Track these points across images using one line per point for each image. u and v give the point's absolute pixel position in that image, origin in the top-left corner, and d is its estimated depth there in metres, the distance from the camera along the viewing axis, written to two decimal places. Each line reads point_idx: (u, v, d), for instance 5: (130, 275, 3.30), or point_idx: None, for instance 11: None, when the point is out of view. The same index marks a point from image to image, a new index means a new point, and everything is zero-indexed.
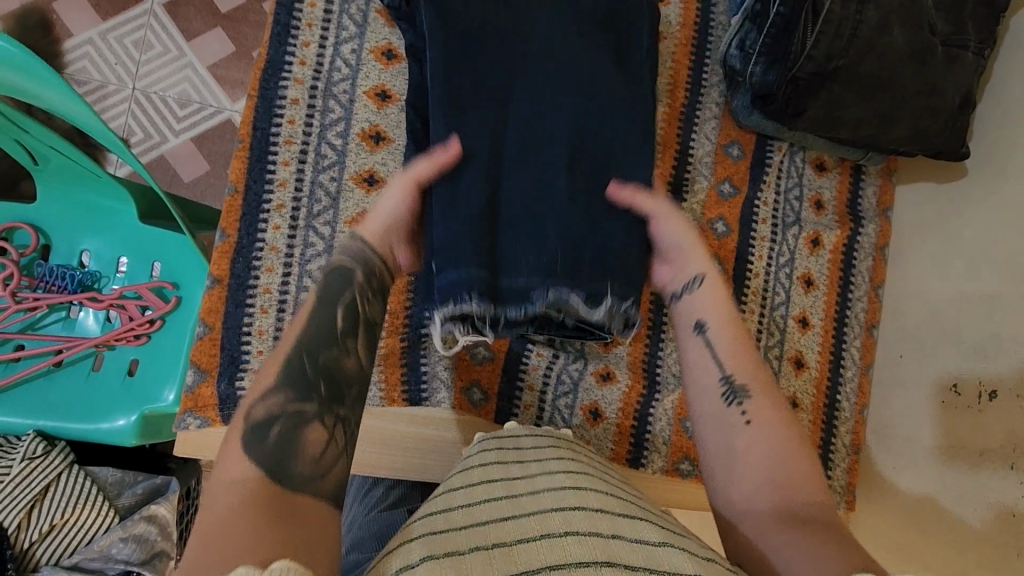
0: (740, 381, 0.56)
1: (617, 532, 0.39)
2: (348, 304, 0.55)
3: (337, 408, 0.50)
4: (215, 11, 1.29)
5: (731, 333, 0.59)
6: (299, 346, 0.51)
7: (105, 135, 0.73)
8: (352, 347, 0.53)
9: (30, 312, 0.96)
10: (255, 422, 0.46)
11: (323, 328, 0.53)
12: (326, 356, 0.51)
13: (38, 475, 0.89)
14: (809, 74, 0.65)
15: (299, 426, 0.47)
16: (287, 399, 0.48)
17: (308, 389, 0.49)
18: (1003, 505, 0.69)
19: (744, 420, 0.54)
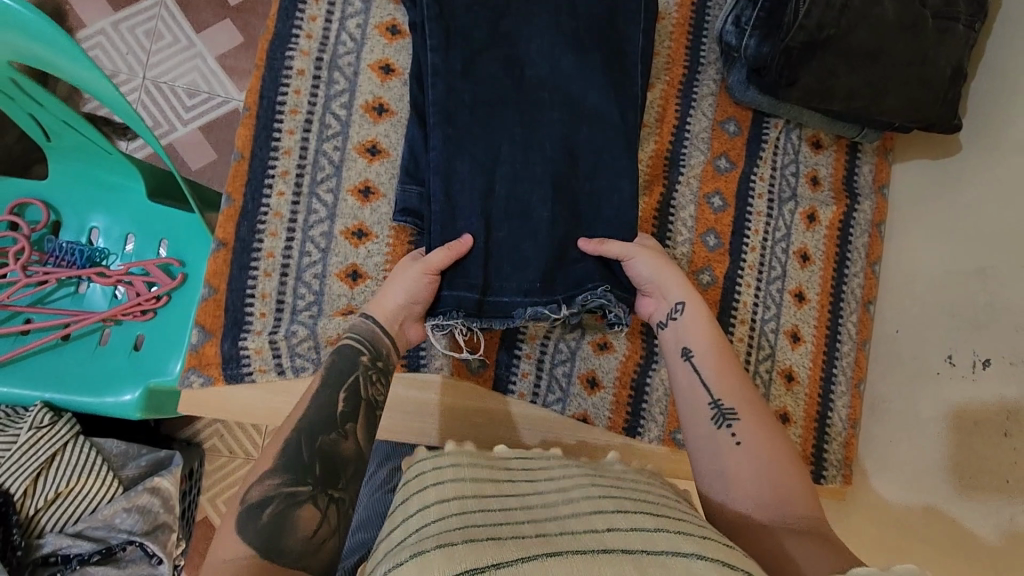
0: (729, 404, 0.63)
1: (611, 527, 0.44)
2: (351, 386, 0.63)
3: (331, 489, 0.56)
4: (225, 3, 1.32)
5: (714, 356, 0.67)
6: (300, 431, 0.58)
7: (121, 107, 0.75)
8: (351, 431, 0.60)
9: (40, 286, 0.98)
10: (253, 504, 0.53)
11: (326, 413, 0.60)
12: (324, 439, 0.58)
13: (44, 444, 0.90)
14: (801, 44, 0.66)
15: (293, 506, 0.54)
16: (284, 482, 0.55)
17: (304, 473, 0.56)
18: (997, 473, 0.68)
19: (734, 440, 0.61)
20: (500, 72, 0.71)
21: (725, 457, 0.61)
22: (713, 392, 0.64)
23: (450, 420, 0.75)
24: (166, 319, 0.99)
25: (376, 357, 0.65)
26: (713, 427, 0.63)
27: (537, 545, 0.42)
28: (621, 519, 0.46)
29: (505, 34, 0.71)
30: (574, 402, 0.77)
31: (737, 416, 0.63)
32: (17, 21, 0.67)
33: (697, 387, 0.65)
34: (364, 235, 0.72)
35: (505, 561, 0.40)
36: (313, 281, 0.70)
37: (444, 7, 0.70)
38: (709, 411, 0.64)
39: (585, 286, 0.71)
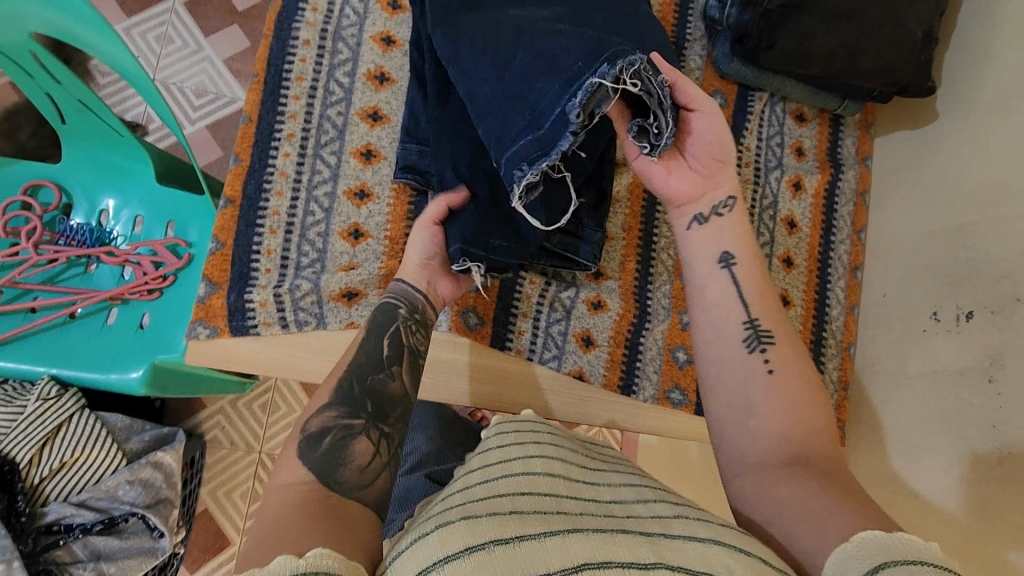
0: (765, 326, 0.61)
1: (630, 512, 0.48)
2: (393, 335, 0.67)
3: (383, 424, 0.60)
4: (233, 8, 1.38)
5: (753, 266, 0.64)
6: (350, 373, 0.62)
7: (144, 83, 0.79)
8: (396, 373, 0.64)
9: (51, 264, 0.97)
10: (313, 432, 0.56)
11: (372, 356, 0.64)
12: (373, 379, 0.62)
13: (50, 416, 0.92)
14: (779, 7, 0.72)
15: (350, 437, 0.57)
16: (339, 415, 0.58)
17: (357, 408, 0.59)
18: (983, 419, 0.69)
19: (767, 366, 0.59)
20: None
21: (759, 382, 0.59)
22: (750, 310, 0.62)
23: (448, 379, 0.77)
24: (173, 298, 0.96)
25: (414, 310, 0.68)
26: (747, 351, 0.61)
27: (559, 519, 0.45)
28: (638, 508, 0.49)
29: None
30: (569, 360, 0.78)
31: (773, 340, 0.61)
32: None
33: (732, 302, 0.63)
34: (365, 195, 0.75)
35: (528, 535, 0.42)
36: (316, 239, 0.73)
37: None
38: (744, 330, 0.61)
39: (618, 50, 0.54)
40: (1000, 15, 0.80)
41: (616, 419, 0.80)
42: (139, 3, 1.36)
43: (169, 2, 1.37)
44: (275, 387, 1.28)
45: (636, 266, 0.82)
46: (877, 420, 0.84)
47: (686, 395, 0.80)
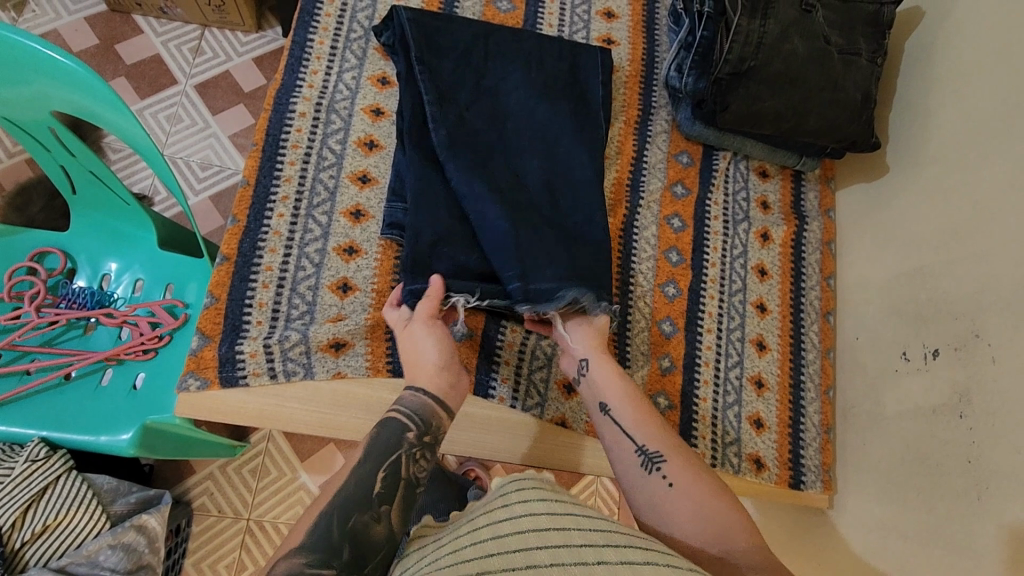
0: (652, 448, 0.69)
1: (601, 559, 0.49)
2: (393, 464, 0.64)
3: (354, 573, 0.56)
4: (239, 90, 1.49)
5: (628, 402, 0.72)
6: (333, 508, 0.59)
7: (149, 151, 0.85)
8: (384, 513, 0.61)
9: (51, 326, 1.00)
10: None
11: (362, 490, 0.61)
12: (356, 520, 0.59)
13: (38, 476, 0.92)
14: (728, 74, 0.80)
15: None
16: (307, 563, 0.55)
17: (331, 554, 0.56)
18: (960, 455, 0.70)
19: (666, 481, 0.67)
20: (484, 120, 0.81)
21: (660, 500, 0.66)
22: (636, 440, 0.70)
23: None
24: (168, 357, 0.99)
25: (424, 433, 0.66)
26: (646, 473, 0.68)
27: None
28: (611, 552, 0.50)
29: (483, 91, 0.83)
30: (552, 407, 0.80)
31: (663, 458, 0.69)
32: (71, 77, 0.79)
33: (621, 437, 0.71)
34: (353, 251, 0.80)
35: None
36: (306, 293, 0.77)
37: (433, 71, 0.81)
38: (637, 458, 0.69)
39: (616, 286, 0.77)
40: (931, 79, 0.88)
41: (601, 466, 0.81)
42: (153, 87, 1.47)
43: (181, 86, 1.48)
44: (265, 450, 1.27)
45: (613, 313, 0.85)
46: (859, 462, 0.85)
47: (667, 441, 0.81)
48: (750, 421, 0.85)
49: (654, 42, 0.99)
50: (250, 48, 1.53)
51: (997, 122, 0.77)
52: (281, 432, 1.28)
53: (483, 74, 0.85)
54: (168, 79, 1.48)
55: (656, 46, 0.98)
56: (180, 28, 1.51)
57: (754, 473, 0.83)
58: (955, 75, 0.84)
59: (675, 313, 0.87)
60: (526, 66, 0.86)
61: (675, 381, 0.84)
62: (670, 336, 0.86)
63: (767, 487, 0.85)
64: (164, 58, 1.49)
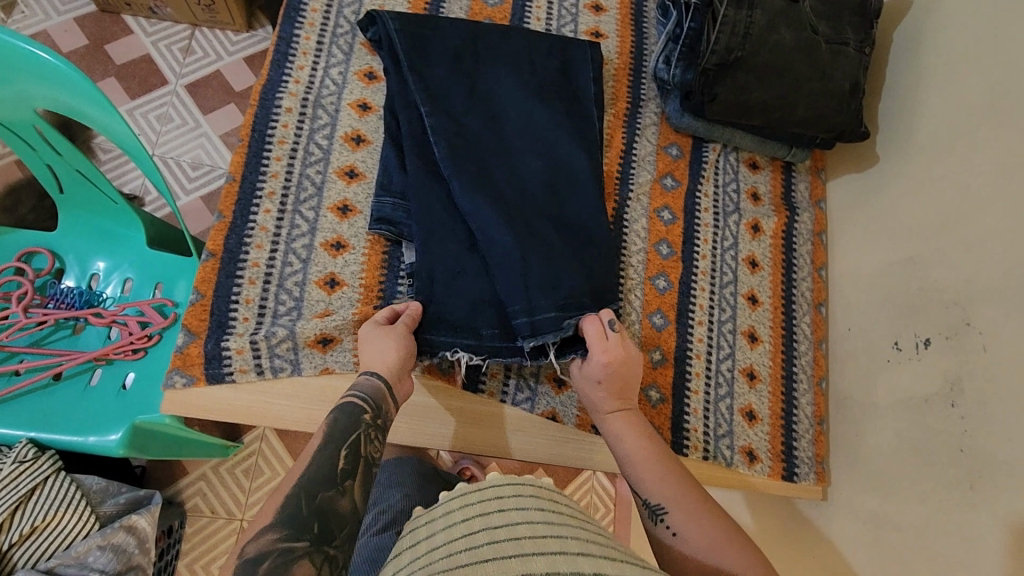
0: (655, 501, 0.67)
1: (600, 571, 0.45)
2: (352, 445, 0.64)
3: (326, 546, 0.56)
4: (230, 89, 1.49)
5: (640, 455, 0.70)
6: (299, 489, 0.59)
7: (135, 148, 0.84)
8: (348, 488, 0.61)
9: (39, 326, 0.99)
10: (249, 559, 0.53)
11: (326, 470, 0.61)
12: (324, 496, 0.59)
13: (26, 478, 0.91)
14: (715, 65, 0.80)
15: (290, 563, 0.54)
16: (280, 538, 0.55)
17: (302, 530, 0.56)
18: (952, 444, 0.70)
19: (671, 532, 0.66)
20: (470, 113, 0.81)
21: (670, 552, 0.65)
22: (642, 494, 0.68)
23: (424, 422, 0.78)
24: (157, 356, 0.98)
25: (376, 415, 0.67)
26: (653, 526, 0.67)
27: None
28: (610, 566, 0.47)
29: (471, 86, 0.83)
30: (542, 401, 0.80)
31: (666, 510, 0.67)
32: (54, 74, 0.79)
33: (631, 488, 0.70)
34: (341, 246, 0.79)
35: None
36: (293, 289, 0.76)
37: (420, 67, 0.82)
38: (643, 511, 0.68)
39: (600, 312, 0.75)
40: (919, 69, 0.88)
41: (593, 461, 0.80)
42: (143, 87, 1.46)
43: (171, 85, 1.47)
44: (258, 450, 1.26)
45: None
46: (852, 453, 0.84)
47: (660, 434, 0.81)
48: (742, 414, 0.85)
49: (642, 35, 0.98)
50: (241, 47, 1.52)
51: (985, 111, 0.77)
52: (274, 432, 1.28)
53: (471, 67, 0.84)
54: (158, 79, 1.47)
55: (645, 39, 0.98)
56: (170, 28, 1.51)
57: (747, 466, 0.83)
58: (943, 64, 0.84)
59: (666, 306, 0.86)
60: (514, 59, 0.86)
61: (666, 374, 0.84)
62: (661, 329, 0.85)
63: (759, 479, 0.84)
64: (154, 58, 1.48)
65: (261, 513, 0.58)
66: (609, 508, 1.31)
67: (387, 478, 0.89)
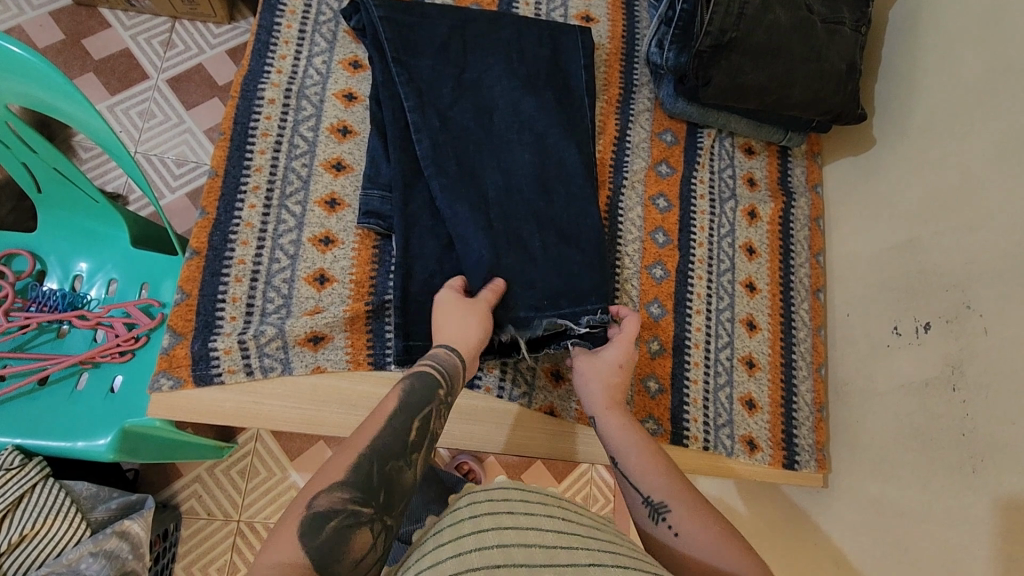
0: (658, 497, 0.63)
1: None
2: (424, 418, 0.60)
3: (387, 516, 0.54)
4: (214, 84, 1.45)
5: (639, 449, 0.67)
6: (372, 451, 0.56)
7: (111, 143, 0.81)
8: (414, 461, 0.58)
9: (22, 330, 0.97)
10: (316, 515, 0.51)
11: (398, 438, 0.58)
12: (392, 465, 0.56)
13: (12, 486, 0.88)
14: (710, 47, 0.78)
15: (354, 528, 0.51)
16: (351, 499, 0.52)
17: (371, 495, 0.53)
18: (953, 428, 0.69)
19: (671, 531, 0.60)
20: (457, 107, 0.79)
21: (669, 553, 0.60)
22: (641, 489, 0.64)
23: None
24: (146, 357, 0.96)
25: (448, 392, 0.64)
26: (651, 523, 0.62)
27: None
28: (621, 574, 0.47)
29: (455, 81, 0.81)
30: (541, 396, 0.78)
31: (669, 508, 0.62)
32: (24, 68, 0.76)
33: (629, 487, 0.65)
34: (330, 241, 0.77)
35: None
36: (282, 286, 0.74)
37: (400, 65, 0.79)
38: (643, 508, 0.63)
39: (586, 306, 0.74)
40: (915, 49, 0.87)
41: (593, 454, 0.79)
42: (124, 82, 1.43)
43: (152, 80, 1.43)
44: (254, 451, 1.24)
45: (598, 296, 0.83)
46: (851, 439, 0.84)
47: (660, 425, 0.80)
48: (742, 403, 0.84)
49: (634, 18, 0.96)
50: (222, 40, 1.48)
51: (983, 90, 0.76)
52: (270, 431, 1.26)
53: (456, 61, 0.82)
54: (138, 75, 1.43)
55: (636, 22, 0.96)
56: (150, 21, 1.47)
57: (747, 455, 0.82)
58: (940, 44, 0.83)
59: (663, 295, 0.85)
60: (503, 48, 0.83)
61: (664, 364, 0.82)
62: (659, 319, 0.84)
63: (760, 468, 0.83)
64: (134, 52, 1.44)
65: (329, 465, 0.55)
66: (608, 499, 1.31)
67: None
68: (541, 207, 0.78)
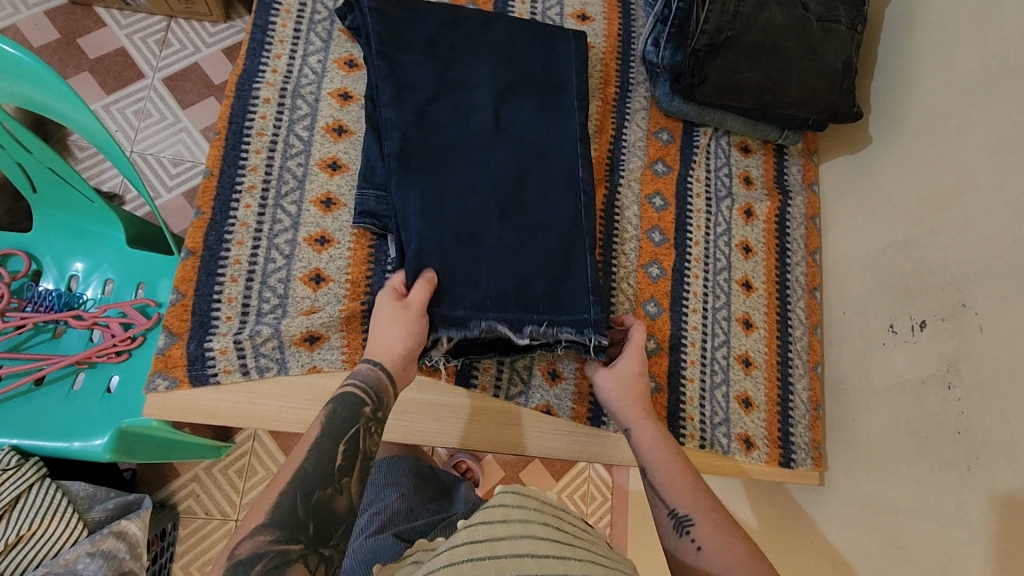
0: (683, 511, 0.65)
1: None
2: (351, 440, 0.63)
3: (321, 547, 0.56)
4: (209, 83, 1.45)
5: (663, 465, 0.69)
6: (293, 486, 0.58)
7: (106, 141, 0.81)
8: (345, 486, 0.60)
9: (17, 330, 0.97)
10: (243, 560, 0.53)
11: (323, 465, 0.60)
12: (320, 495, 0.58)
13: (9, 487, 0.88)
14: (706, 46, 0.78)
15: (285, 566, 0.54)
16: (274, 540, 0.55)
17: (297, 530, 0.56)
18: (949, 426, 0.69)
19: (695, 546, 0.63)
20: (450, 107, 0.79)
21: (691, 566, 0.62)
22: (668, 503, 0.66)
23: (415, 418, 0.76)
24: (142, 358, 0.96)
25: (377, 408, 0.66)
26: (676, 537, 0.64)
27: None
28: None
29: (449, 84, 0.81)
30: (536, 395, 0.79)
31: (693, 522, 0.64)
32: (18, 68, 0.75)
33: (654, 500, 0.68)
34: (326, 241, 0.77)
35: None
36: (278, 285, 0.74)
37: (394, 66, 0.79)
38: (668, 521, 0.65)
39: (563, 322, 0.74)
40: (911, 47, 0.87)
41: (589, 453, 0.79)
42: (119, 82, 1.42)
43: (147, 79, 1.43)
44: (251, 450, 1.24)
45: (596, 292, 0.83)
46: (848, 437, 0.84)
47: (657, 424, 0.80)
48: (739, 401, 0.84)
49: (630, 17, 0.96)
50: (218, 39, 1.48)
51: (979, 88, 0.76)
52: (267, 431, 1.26)
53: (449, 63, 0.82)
54: (134, 74, 1.43)
55: (632, 21, 0.96)
56: (145, 20, 1.46)
57: (744, 453, 0.82)
58: (936, 42, 0.83)
59: (660, 294, 0.85)
60: (495, 47, 0.83)
61: (661, 363, 0.82)
62: (655, 317, 0.84)
63: (756, 466, 0.84)
64: (129, 51, 1.44)
65: (253, 510, 0.57)
66: (606, 497, 1.31)
67: (381, 478, 0.87)
68: (536, 207, 0.77)
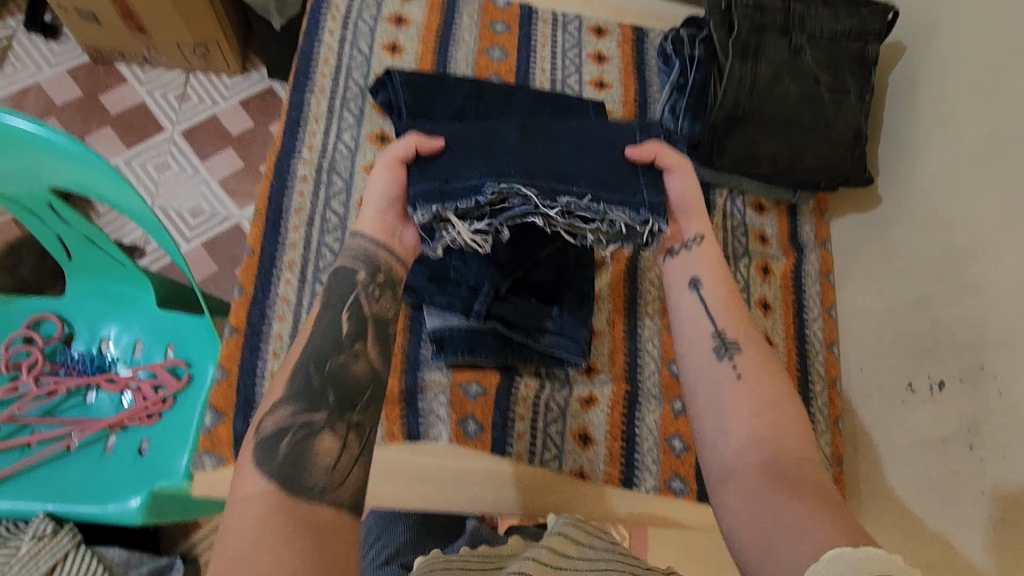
0: (731, 338, 0.67)
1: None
2: (355, 308, 0.64)
3: (349, 413, 0.58)
4: (227, 134, 1.48)
5: (722, 290, 0.71)
6: (307, 359, 0.59)
7: (149, 220, 0.84)
8: (360, 351, 0.62)
9: (50, 395, 0.99)
10: (269, 436, 0.54)
11: (331, 340, 0.61)
12: (334, 364, 0.59)
13: (47, 554, 0.92)
14: (724, 120, 0.83)
15: (311, 437, 0.54)
16: (298, 411, 0.55)
17: (317, 400, 0.56)
18: (975, 486, 0.71)
19: (735, 373, 0.65)
20: None
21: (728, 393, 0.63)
22: (716, 324, 0.68)
23: (451, 485, 0.78)
24: (172, 419, 0.98)
25: (376, 273, 0.66)
26: (717, 359, 0.66)
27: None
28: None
29: None
30: (570, 458, 0.81)
31: (738, 348, 0.66)
32: (69, 155, 0.78)
33: (702, 316, 0.69)
34: None
35: None
36: None
37: None
38: (711, 342, 0.67)
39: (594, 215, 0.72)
40: (917, 112, 0.91)
41: (622, 516, 0.81)
42: (140, 136, 1.46)
43: (168, 133, 1.47)
44: None
45: (623, 339, 0.87)
46: (874, 491, 0.85)
47: (686, 483, 0.81)
48: None
49: (646, 82, 1.00)
50: (236, 91, 1.52)
51: (986, 157, 0.79)
52: None
53: None
54: (154, 128, 1.47)
55: (648, 86, 1.00)
56: (165, 76, 1.51)
57: None
58: (944, 105, 0.86)
59: None
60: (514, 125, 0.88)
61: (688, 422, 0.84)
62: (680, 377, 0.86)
63: None
64: (150, 106, 1.48)
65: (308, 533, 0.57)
66: None
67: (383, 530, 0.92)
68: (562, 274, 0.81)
